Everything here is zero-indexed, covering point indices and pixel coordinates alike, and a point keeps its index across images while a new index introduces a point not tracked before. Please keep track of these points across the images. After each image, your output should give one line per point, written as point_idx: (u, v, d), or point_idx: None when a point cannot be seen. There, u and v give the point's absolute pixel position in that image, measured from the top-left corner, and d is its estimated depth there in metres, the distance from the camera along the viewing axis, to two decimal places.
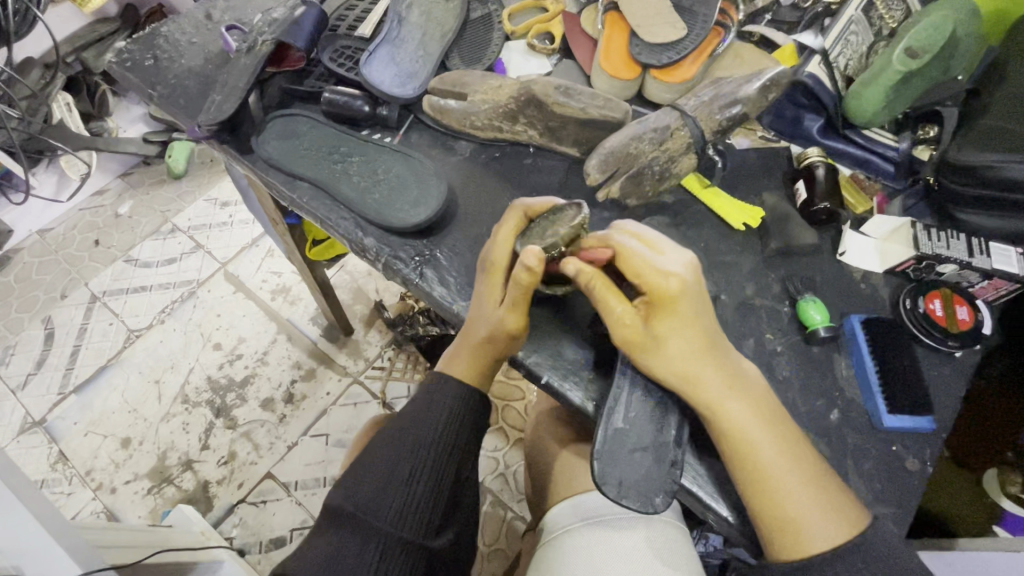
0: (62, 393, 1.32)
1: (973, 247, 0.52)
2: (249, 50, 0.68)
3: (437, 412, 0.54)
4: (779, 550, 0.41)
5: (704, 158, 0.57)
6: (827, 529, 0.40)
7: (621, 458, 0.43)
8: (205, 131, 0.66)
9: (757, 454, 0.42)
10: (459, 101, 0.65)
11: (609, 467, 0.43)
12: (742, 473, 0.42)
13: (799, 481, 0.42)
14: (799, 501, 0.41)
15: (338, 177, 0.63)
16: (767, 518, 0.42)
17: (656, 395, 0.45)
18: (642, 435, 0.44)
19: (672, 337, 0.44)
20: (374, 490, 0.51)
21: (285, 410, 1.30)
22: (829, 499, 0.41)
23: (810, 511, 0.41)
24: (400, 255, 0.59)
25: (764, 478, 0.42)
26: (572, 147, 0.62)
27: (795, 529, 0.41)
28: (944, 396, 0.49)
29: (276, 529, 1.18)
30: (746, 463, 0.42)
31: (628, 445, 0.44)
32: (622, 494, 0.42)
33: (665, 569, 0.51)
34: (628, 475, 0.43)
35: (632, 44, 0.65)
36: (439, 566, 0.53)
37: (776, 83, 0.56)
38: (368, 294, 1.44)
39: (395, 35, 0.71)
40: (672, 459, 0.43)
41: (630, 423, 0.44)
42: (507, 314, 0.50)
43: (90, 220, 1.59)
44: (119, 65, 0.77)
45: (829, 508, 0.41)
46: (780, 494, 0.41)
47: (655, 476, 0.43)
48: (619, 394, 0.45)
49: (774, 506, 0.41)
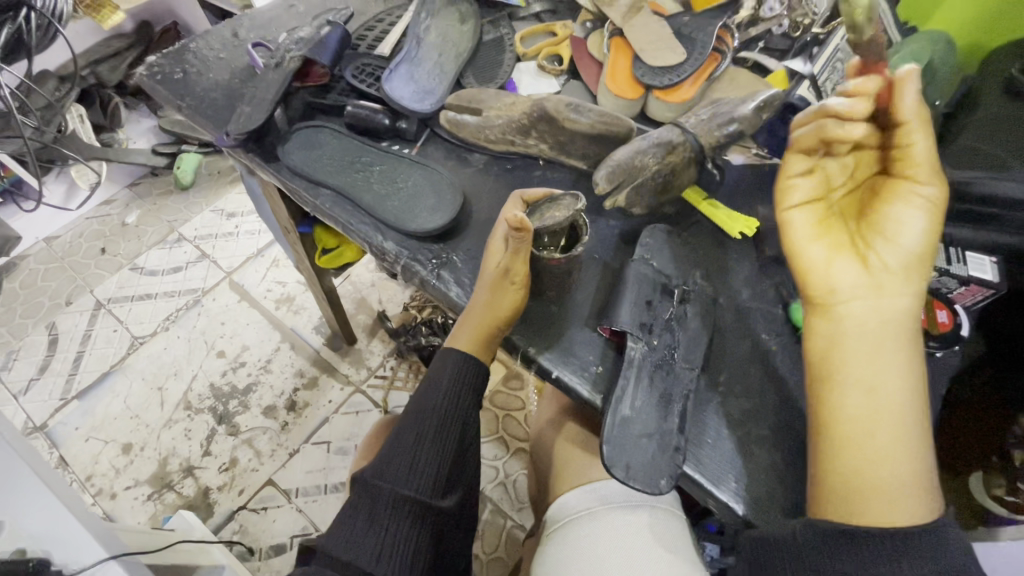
0: (64, 399, 1.33)
1: (951, 256, 0.56)
2: (278, 66, 0.73)
3: (440, 383, 0.57)
4: (832, 513, 0.42)
5: (703, 172, 0.61)
6: (908, 508, 0.41)
7: (629, 443, 0.46)
8: (233, 140, 0.70)
9: (902, 396, 0.43)
10: (475, 117, 0.69)
11: (617, 451, 0.46)
12: (858, 430, 0.43)
13: (907, 451, 0.42)
14: (883, 469, 0.41)
15: (360, 185, 0.66)
16: (842, 475, 0.42)
17: (658, 387, 0.49)
18: (648, 422, 0.47)
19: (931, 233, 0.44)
20: (383, 458, 0.54)
21: (286, 417, 1.32)
22: (919, 481, 0.42)
23: (898, 486, 0.41)
24: (419, 257, 0.63)
25: (880, 436, 0.42)
26: (580, 160, 0.66)
27: (878, 497, 0.41)
28: (926, 393, 0.52)
29: (277, 536, 1.18)
30: (876, 412, 0.43)
31: (634, 431, 0.47)
32: (629, 476, 0.45)
33: (668, 554, 0.53)
34: (635, 460, 0.46)
35: (636, 67, 0.70)
36: (445, 526, 0.55)
37: (770, 103, 0.60)
38: (372, 305, 1.47)
39: (413, 54, 0.76)
40: (676, 446, 0.47)
41: (636, 411, 0.48)
42: (511, 262, 0.54)
43: (97, 229, 1.62)
44: (149, 78, 0.81)
45: (912, 492, 0.41)
46: (877, 460, 0.42)
47: (660, 461, 0.46)
48: (627, 384, 0.49)
49: (858, 470, 0.42)
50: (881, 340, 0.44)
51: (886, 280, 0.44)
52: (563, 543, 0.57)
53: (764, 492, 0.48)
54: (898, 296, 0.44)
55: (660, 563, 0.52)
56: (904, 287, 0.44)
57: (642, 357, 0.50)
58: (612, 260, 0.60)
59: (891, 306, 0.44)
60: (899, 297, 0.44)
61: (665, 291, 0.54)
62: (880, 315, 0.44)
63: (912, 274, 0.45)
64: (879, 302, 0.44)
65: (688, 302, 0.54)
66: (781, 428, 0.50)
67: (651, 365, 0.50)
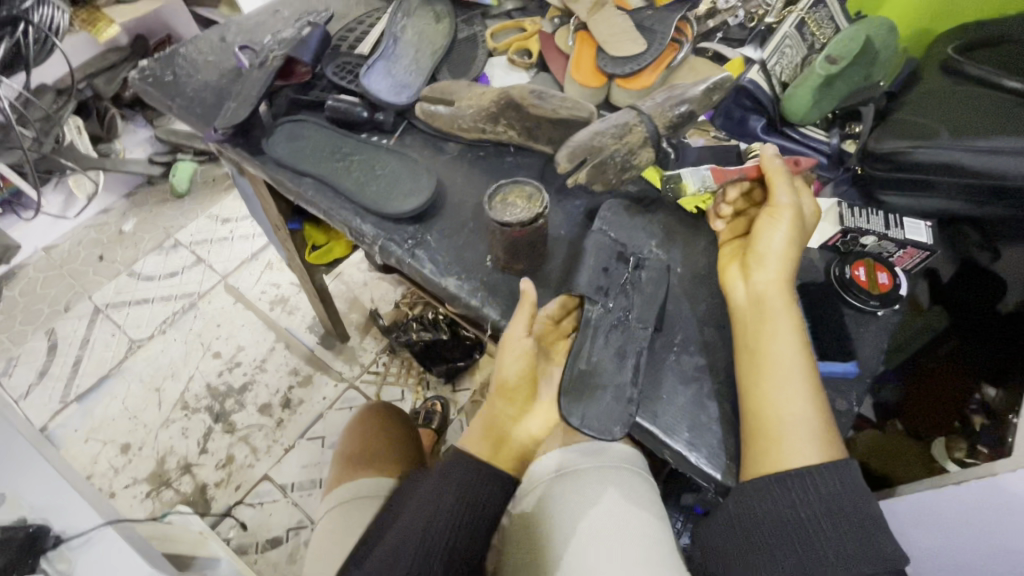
0: (64, 402, 1.36)
1: (890, 222, 0.60)
2: (262, 65, 0.77)
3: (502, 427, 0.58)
4: (753, 473, 0.47)
5: (660, 151, 0.65)
6: (808, 451, 0.46)
7: (586, 395, 0.51)
8: (220, 135, 0.74)
9: (783, 355, 0.49)
10: (448, 107, 0.73)
11: (573, 401, 0.50)
12: (752, 395, 0.49)
13: (799, 401, 0.48)
14: (790, 417, 0.47)
15: (341, 172, 0.70)
16: (762, 430, 0.48)
17: (613, 344, 0.53)
18: (603, 375, 0.52)
19: (791, 229, 0.54)
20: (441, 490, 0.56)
21: (282, 415, 1.35)
22: (814, 425, 0.47)
23: (796, 434, 0.47)
24: (395, 238, 0.66)
25: (771, 392, 0.48)
26: (546, 145, 0.71)
27: (782, 447, 0.47)
28: (869, 349, 0.56)
29: (273, 529, 1.21)
30: (759, 373, 0.49)
31: (591, 382, 0.51)
32: (585, 422, 0.49)
33: (625, 502, 0.58)
34: (591, 407, 0.50)
35: (600, 58, 0.75)
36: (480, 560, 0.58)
37: (720, 87, 0.65)
38: (364, 303, 1.51)
39: (391, 52, 0.80)
40: (629, 396, 0.51)
41: (592, 364, 0.52)
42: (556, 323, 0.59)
43: (95, 237, 1.66)
44: (141, 80, 0.85)
45: (817, 436, 0.47)
46: (773, 413, 0.48)
47: (615, 409, 0.50)
48: (585, 341, 0.53)
49: (761, 426, 0.48)
50: (756, 313, 0.52)
51: (754, 265, 0.54)
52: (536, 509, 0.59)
53: (714, 440, 0.51)
54: (767, 272, 0.53)
55: (627, 523, 0.56)
56: (771, 267, 0.53)
57: (599, 318, 0.54)
58: (576, 236, 0.64)
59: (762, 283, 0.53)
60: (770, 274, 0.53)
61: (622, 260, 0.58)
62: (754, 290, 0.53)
63: (776, 257, 0.53)
64: (751, 285, 0.54)
65: (643, 269, 0.58)
66: (730, 381, 0.54)
67: (607, 326, 0.54)
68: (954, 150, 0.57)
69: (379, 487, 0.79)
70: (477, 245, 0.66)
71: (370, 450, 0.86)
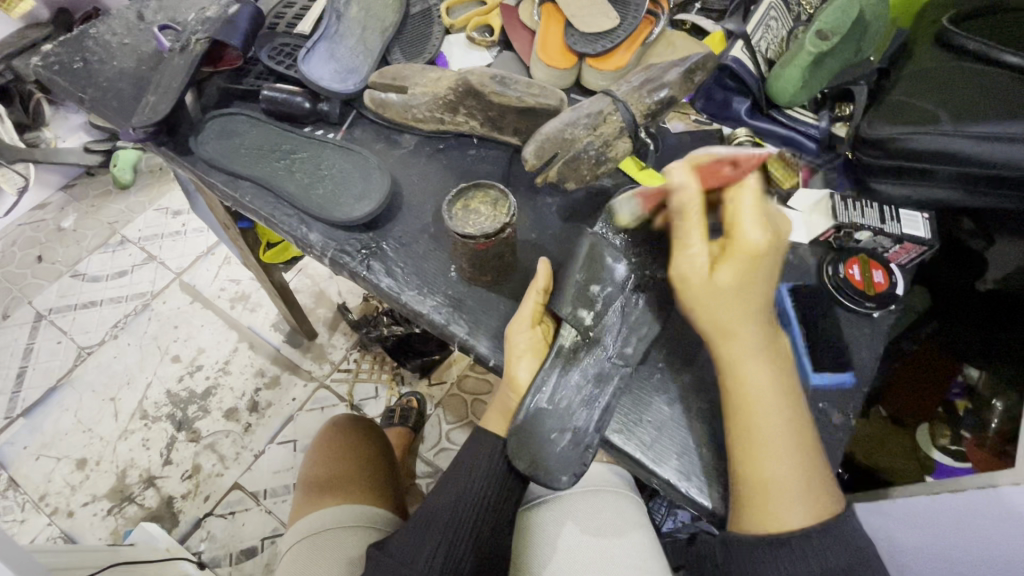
0: (10, 418, 1.20)
1: (886, 215, 0.57)
2: (182, 50, 0.67)
3: (473, 469, 0.52)
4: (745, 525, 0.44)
5: (639, 141, 0.59)
6: (801, 512, 0.43)
7: (539, 436, 0.47)
8: (139, 134, 0.64)
9: (772, 414, 0.44)
10: (400, 95, 0.65)
11: (523, 447, 0.48)
12: (734, 438, 0.45)
13: (793, 462, 0.43)
14: (778, 471, 0.43)
15: (280, 175, 0.62)
16: (751, 481, 0.44)
17: (582, 373, 0.49)
18: (563, 419, 0.47)
19: (751, 272, 0.44)
20: (415, 537, 0.52)
21: (249, 419, 1.21)
22: (814, 487, 0.43)
23: (784, 493, 0.43)
24: (347, 248, 0.59)
25: (752, 445, 0.44)
26: (513, 136, 0.64)
27: (770, 502, 0.43)
28: (863, 353, 0.54)
29: (247, 539, 1.09)
30: (745, 420, 0.44)
31: (546, 429, 0.47)
32: (533, 469, 0.47)
33: (608, 507, 0.61)
34: (540, 455, 0.47)
35: (568, 35, 0.67)
36: None
37: (702, 66, 0.58)
38: (331, 297, 1.34)
39: (333, 31, 0.71)
40: (588, 443, 0.47)
41: (554, 404, 0.48)
42: (524, 332, 0.51)
43: (31, 236, 1.46)
44: (44, 68, 0.74)
45: (808, 497, 0.43)
46: (766, 468, 0.43)
47: (570, 457, 0.47)
48: (542, 375, 0.48)
49: (757, 479, 0.43)
50: (710, 309, 0.45)
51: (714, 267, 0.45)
52: (525, 539, 0.60)
53: (704, 464, 0.49)
54: (705, 283, 0.45)
55: (609, 549, 0.57)
56: (708, 276, 0.45)
57: (574, 345, 0.49)
58: (549, 239, 0.59)
59: (693, 291, 0.45)
60: (705, 287, 0.45)
61: (621, 274, 0.50)
62: (682, 287, 0.46)
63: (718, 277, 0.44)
64: (703, 281, 0.45)
65: (642, 292, 0.51)
66: (721, 397, 0.51)
67: (582, 352, 0.49)
68: (953, 136, 0.54)
69: (348, 514, 0.73)
70: (441, 253, 0.59)
71: (337, 474, 0.81)
